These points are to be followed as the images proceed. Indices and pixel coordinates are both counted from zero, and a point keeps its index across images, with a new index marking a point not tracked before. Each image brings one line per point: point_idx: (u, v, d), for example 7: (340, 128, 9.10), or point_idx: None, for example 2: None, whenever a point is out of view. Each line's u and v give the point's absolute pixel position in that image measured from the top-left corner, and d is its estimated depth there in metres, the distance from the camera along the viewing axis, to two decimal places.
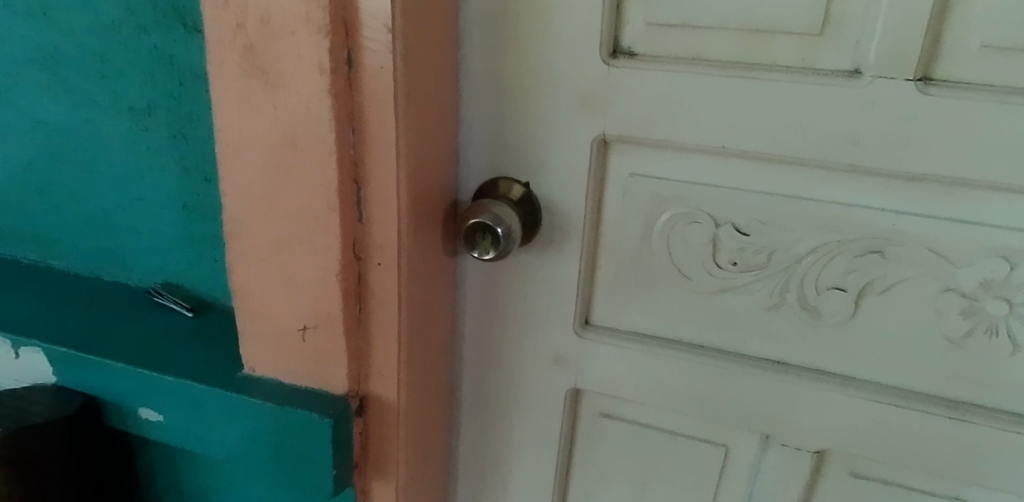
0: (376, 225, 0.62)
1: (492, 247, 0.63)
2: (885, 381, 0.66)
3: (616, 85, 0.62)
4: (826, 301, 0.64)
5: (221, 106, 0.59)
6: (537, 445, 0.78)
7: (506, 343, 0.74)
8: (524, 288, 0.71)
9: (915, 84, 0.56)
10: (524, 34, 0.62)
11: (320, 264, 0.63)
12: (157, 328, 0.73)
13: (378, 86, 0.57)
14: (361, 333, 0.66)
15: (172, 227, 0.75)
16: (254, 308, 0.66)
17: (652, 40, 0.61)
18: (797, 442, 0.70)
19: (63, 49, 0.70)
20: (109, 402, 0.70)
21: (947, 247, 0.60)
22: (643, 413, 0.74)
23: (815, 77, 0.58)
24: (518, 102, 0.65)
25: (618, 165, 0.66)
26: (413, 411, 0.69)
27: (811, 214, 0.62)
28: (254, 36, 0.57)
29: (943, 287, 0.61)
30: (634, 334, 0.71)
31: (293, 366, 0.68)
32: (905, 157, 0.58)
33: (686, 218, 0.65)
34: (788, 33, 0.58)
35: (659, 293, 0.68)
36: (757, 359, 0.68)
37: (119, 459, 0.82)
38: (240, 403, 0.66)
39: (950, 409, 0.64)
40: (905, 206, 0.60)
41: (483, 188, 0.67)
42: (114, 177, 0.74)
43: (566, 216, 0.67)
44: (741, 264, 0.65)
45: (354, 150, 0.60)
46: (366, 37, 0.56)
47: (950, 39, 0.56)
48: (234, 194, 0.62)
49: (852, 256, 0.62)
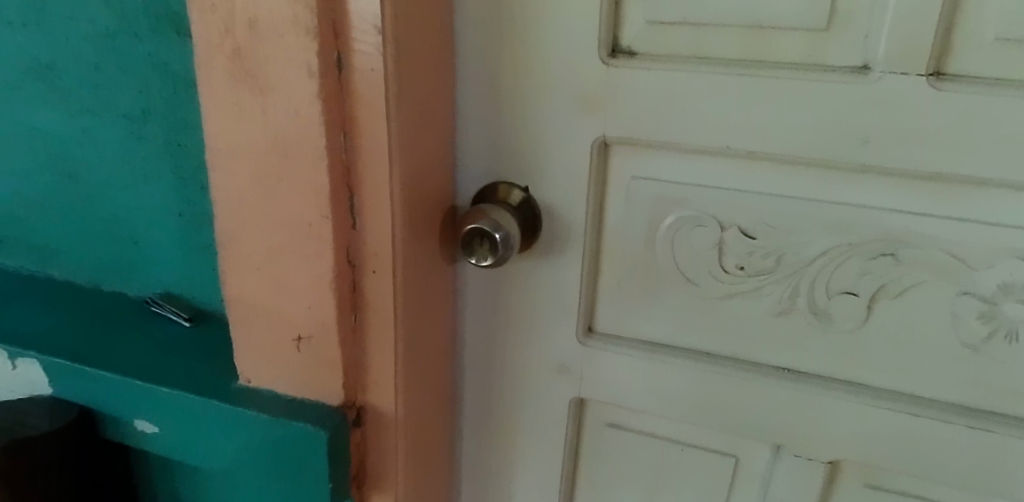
0: (370, 231, 0.60)
1: (490, 254, 0.62)
2: (901, 388, 0.63)
3: (615, 86, 0.60)
4: (837, 306, 0.62)
5: (210, 111, 0.58)
6: (541, 455, 0.76)
7: (508, 352, 0.72)
8: (525, 295, 0.69)
9: (927, 79, 0.54)
10: (520, 35, 0.60)
11: (313, 273, 0.61)
12: (155, 339, 0.72)
13: (369, 89, 0.56)
14: (357, 342, 0.64)
15: (170, 236, 0.73)
16: (249, 318, 0.65)
17: (652, 39, 0.59)
18: (809, 453, 0.67)
19: (59, 57, 0.69)
20: (106, 415, 0.69)
21: (964, 249, 0.58)
22: (650, 423, 0.72)
23: (823, 74, 0.56)
24: (515, 104, 0.63)
25: (619, 168, 0.64)
26: (412, 423, 0.68)
27: (821, 216, 0.60)
28: (242, 40, 0.55)
29: (960, 291, 0.59)
30: (639, 342, 0.68)
31: (289, 378, 0.66)
32: (918, 156, 0.56)
33: (691, 221, 0.63)
34: (793, 29, 0.56)
35: (664, 300, 0.66)
36: (766, 366, 0.66)
37: (118, 473, 0.81)
38: (237, 415, 0.65)
39: (970, 418, 0.62)
40: (918, 206, 0.58)
41: (482, 192, 0.66)
42: (112, 185, 0.73)
43: (566, 221, 0.65)
44: (748, 269, 0.63)
45: (346, 156, 0.58)
46: (356, 38, 0.55)
47: (963, 31, 0.53)
48: (226, 202, 0.61)
49: (864, 258, 0.60)
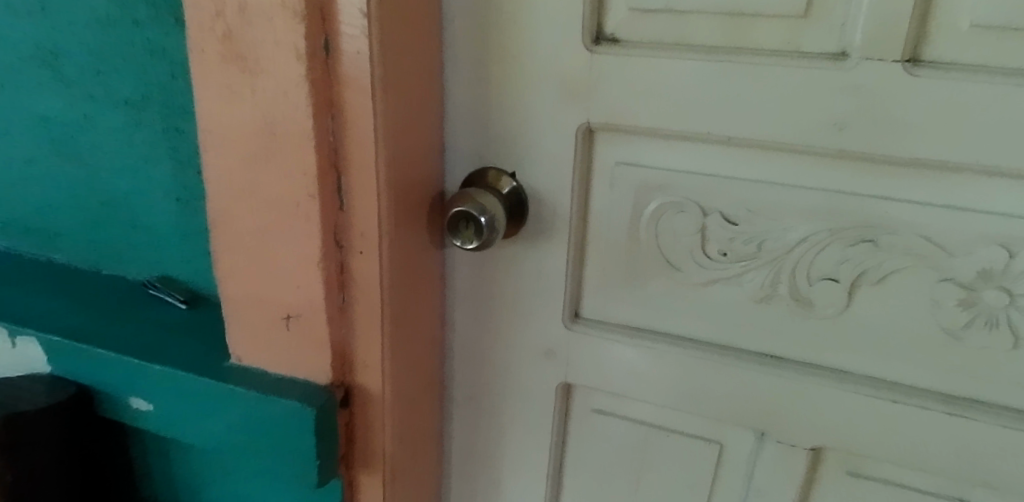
0: (357, 211, 0.61)
1: (475, 237, 0.63)
2: (882, 375, 0.63)
3: (598, 72, 0.61)
4: (818, 293, 0.62)
5: (202, 93, 0.60)
6: (529, 440, 0.76)
7: (497, 338, 0.73)
8: (512, 280, 0.70)
9: (904, 65, 0.55)
10: (506, 22, 0.62)
11: (302, 253, 0.63)
12: (151, 319, 0.73)
13: (355, 71, 0.57)
14: (345, 321, 0.65)
15: (167, 220, 0.75)
16: (240, 297, 0.67)
17: (634, 26, 0.60)
18: (792, 439, 0.68)
19: (61, 43, 0.71)
20: (102, 392, 0.71)
21: (942, 235, 0.58)
22: (636, 409, 0.73)
23: (801, 60, 0.57)
24: (502, 90, 0.64)
25: (603, 154, 0.65)
26: (400, 405, 0.69)
27: (801, 202, 0.60)
28: (232, 23, 0.57)
29: (940, 277, 0.59)
30: (624, 327, 0.69)
31: (279, 357, 0.68)
32: (895, 142, 0.56)
33: (673, 206, 0.64)
34: (772, 16, 0.56)
35: (648, 285, 0.67)
36: (748, 353, 0.66)
37: (99, 453, 0.83)
38: (228, 393, 0.66)
39: (950, 405, 0.62)
40: (897, 192, 0.58)
41: (471, 178, 0.67)
42: (112, 169, 0.75)
43: (551, 206, 0.66)
44: (731, 255, 0.64)
45: (334, 137, 0.60)
46: (343, 22, 0.56)
47: (938, 19, 0.54)
48: (218, 184, 0.63)
49: (844, 245, 0.60)
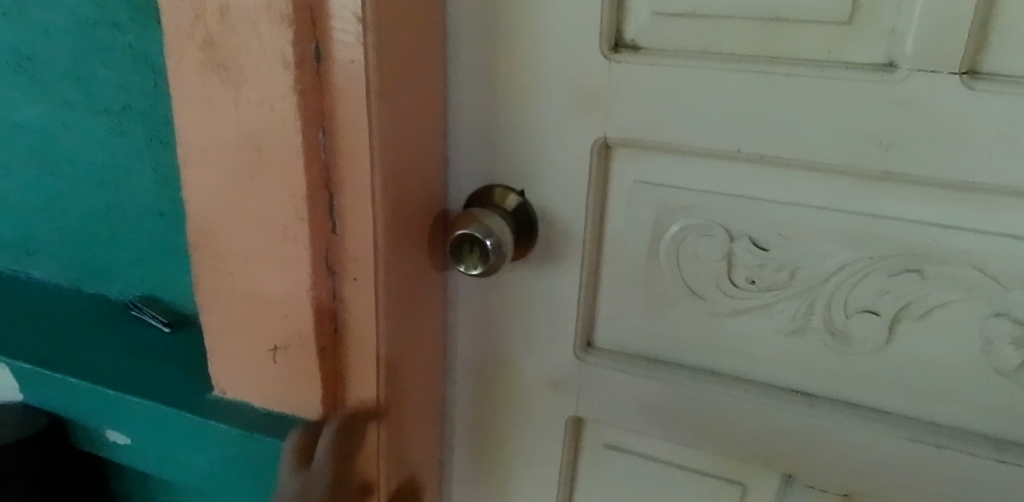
0: (350, 234, 0.56)
1: (480, 262, 0.57)
2: (923, 416, 0.58)
3: (616, 83, 0.55)
4: (856, 327, 0.57)
5: (181, 104, 0.55)
6: (535, 476, 0.71)
7: (503, 368, 0.68)
8: (519, 306, 0.65)
9: (961, 78, 0.49)
10: (516, 27, 0.56)
11: (290, 278, 0.57)
12: (131, 344, 0.68)
13: (348, 81, 0.51)
14: (338, 351, 0.60)
15: (149, 237, 0.70)
16: (224, 325, 0.61)
17: (657, 32, 0.54)
18: (823, 484, 0.62)
19: (37, 47, 0.66)
20: (76, 423, 0.66)
21: (996, 266, 0.52)
22: (652, 446, 0.67)
23: (844, 71, 0.51)
24: (510, 102, 0.59)
25: (620, 172, 0.59)
26: (397, 443, 0.63)
27: (840, 227, 0.55)
28: (213, 27, 0.51)
29: (993, 312, 0.53)
30: (641, 359, 0.64)
31: (265, 390, 0.62)
32: (947, 164, 0.50)
33: (697, 230, 0.58)
34: (812, 22, 0.51)
35: (668, 314, 0.62)
36: (777, 389, 0.61)
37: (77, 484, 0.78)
38: (209, 428, 0.61)
39: (1002, 452, 0.56)
40: (947, 218, 0.52)
41: (476, 196, 0.62)
42: (92, 183, 0.70)
43: (563, 228, 0.61)
44: (760, 283, 0.58)
45: (325, 153, 0.54)
46: (335, 27, 0.50)
47: (1000, 27, 0.48)
48: (200, 202, 0.57)
49: (886, 275, 0.55)
